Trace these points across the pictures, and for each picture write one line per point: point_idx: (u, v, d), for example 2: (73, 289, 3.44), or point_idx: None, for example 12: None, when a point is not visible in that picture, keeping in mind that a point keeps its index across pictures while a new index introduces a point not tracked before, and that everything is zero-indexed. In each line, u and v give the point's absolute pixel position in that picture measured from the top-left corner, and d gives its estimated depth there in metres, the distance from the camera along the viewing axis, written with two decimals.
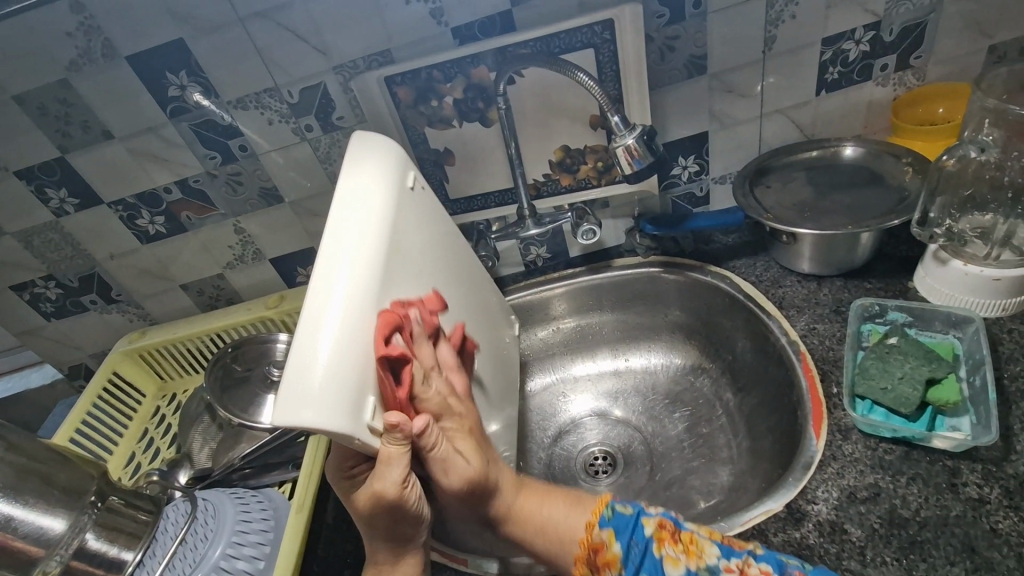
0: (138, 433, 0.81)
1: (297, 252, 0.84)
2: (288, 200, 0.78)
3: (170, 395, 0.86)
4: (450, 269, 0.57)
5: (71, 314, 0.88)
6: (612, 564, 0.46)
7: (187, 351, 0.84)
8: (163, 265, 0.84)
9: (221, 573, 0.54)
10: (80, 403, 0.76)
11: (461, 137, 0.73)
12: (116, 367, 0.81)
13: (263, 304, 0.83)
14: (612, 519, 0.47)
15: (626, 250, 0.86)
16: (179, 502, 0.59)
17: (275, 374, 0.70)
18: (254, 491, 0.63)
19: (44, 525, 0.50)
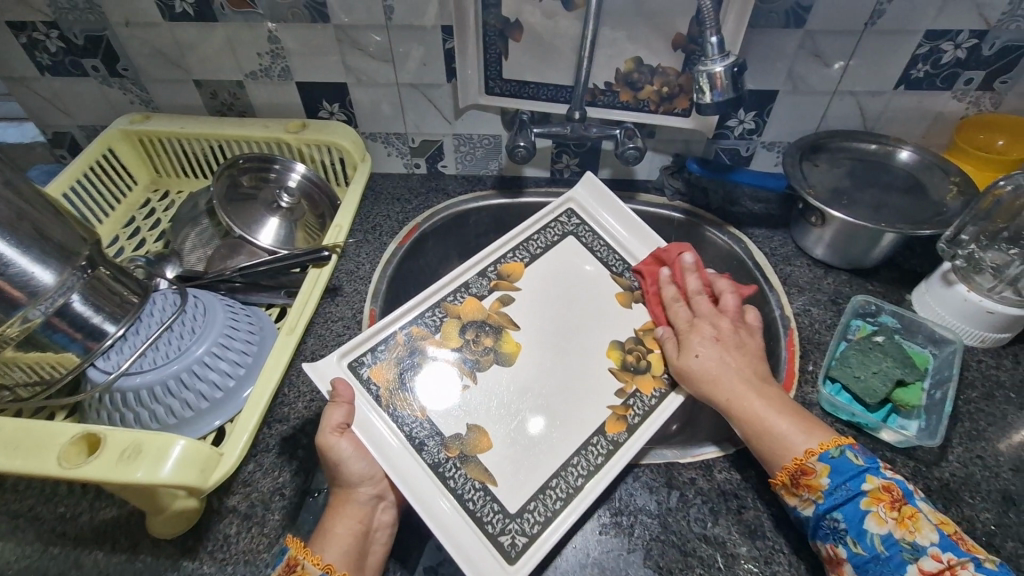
0: (124, 218, 0.79)
1: (328, 84, 0.79)
2: (334, 23, 0.71)
3: (162, 192, 0.83)
4: (571, 310, 0.67)
5: (65, 74, 0.80)
6: (812, 488, 0.49)
7: (191, 152, 0.80)
8: (181, 51, 0.76)
9: (202, 368, 0.54)
10: (74, 167, 0.72)
11: (538, 13, 0.68)
12: (113, 145, 0.77)
13: (283, 126, 0.77)
14: (835, 459, 0.48)
15: (653, 187, 0.85)
16: (168, 293, 0.58)
17: (282, 202, 0.70)
18: (244, 307, 0.62)
19: (32, 273, 0.50)
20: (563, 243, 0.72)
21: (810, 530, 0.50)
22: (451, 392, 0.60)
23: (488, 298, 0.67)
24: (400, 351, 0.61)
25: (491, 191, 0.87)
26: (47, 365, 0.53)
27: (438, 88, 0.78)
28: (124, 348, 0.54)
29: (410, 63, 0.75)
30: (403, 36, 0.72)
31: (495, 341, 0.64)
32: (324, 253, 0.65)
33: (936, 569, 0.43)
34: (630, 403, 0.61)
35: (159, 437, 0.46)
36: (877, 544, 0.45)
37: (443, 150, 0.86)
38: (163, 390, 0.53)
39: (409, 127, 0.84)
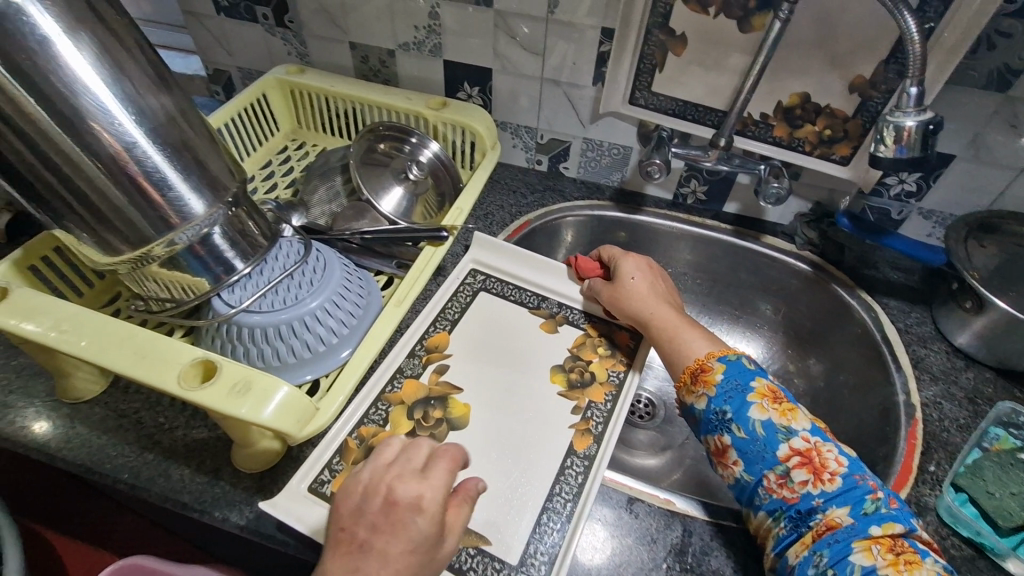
0: (262, 160, 0.83)
1: (473, 67, 0.79)
2: (495, 8, 0.71)
3: (300, 143, 0.87)
4: (508, 386, 0.64)
5: (238, 18, 0.85)
6: (708, 382, 0.57)
7: (333, 110, 0.84)
8: (345, 11, 0.79)
9: (311, 321, 0.56)
10: (233, 104, 0.76)
11: (708, 29, 0.65)
12: (268, 90, 0.81)
13: (424, 101, 0.79)
14: (729, 360, 0.58)
15: (782, 232, 0.81)
16: (294, 242, 0.62)
17: (411, 173, 0.71)
18: (357, 270, 0.64)
19: (187, 200, 0.52)
20: (476, 300, 0.72)
21: (701, 423, 0.57)
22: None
23: (424, 374, 0.64)
24: (356, 458, 0.57)
25: (608, 202, 0.85)
26: (179, 287, 0.57)
27: (581, 88, 0.76)
28: (247, 285, 0.58)
29: (560, 59, 0.74)
30: (562, 31, 0.71)
31: (443, 409, 0.61)
32: (444, 233, 0.66)
33: (802, 447, 0.51)
34: (588, 416, 0.62)
35: (269, 377, 0.48)
36: (760, 428, 0.53)
37: (569, 151, 0.85)
38: (275, 333, 0.55)
39: (541, 123, 0.83)
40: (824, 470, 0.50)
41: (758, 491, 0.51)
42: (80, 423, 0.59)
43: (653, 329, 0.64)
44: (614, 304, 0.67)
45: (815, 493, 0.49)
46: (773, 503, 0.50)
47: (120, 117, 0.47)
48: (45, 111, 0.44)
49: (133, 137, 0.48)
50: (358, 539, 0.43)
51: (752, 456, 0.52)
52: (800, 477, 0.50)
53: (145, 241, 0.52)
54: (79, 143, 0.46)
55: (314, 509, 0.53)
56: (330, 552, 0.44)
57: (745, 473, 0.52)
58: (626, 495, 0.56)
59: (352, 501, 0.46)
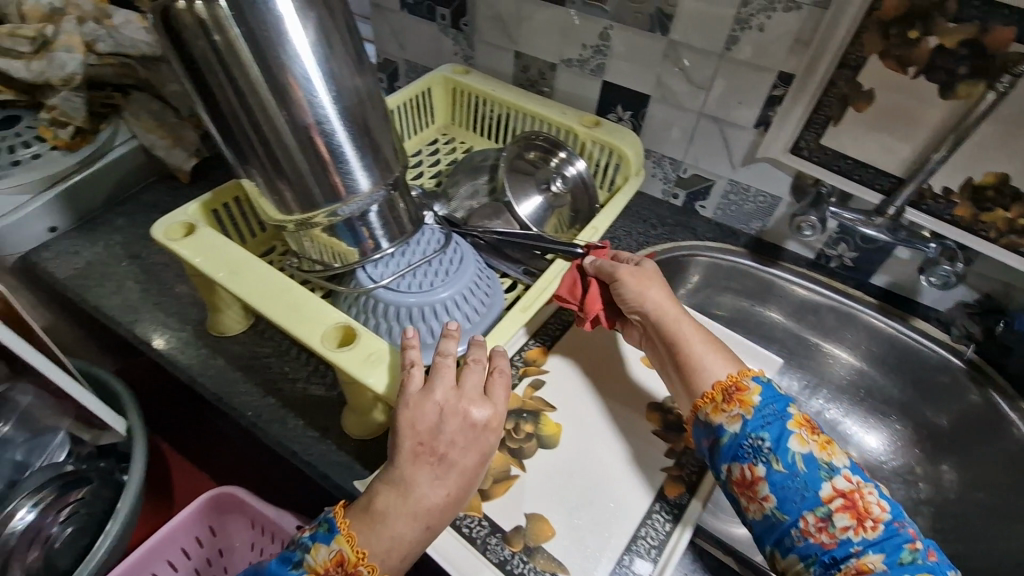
0: (414, 148, 0.89)
1: (631, 92, 0.79)
2: (670, 38, 0.71)
3: (450, 138, 0.92)
4: (602, 416, 0.61)
5: (417, 15, 0.91)
6: (743, 402, 0.53)
7: (487, 112, 0.87)
8: (519, 22, 0.82)
9: (437, 310, 0.62)
10: (403, 95, 0.82)
11: (902, 90, 0.61)
12: (433, 85, 0.86)
13: (577, 118, 0.80)
14: (763, 382, 0.54)
15: (936, 318, 0.74)
16: (436, 229, 0.67)
17: (554, 186, 0.73)
18: (485, 274, 0.67)
19: (356, 177, 0.56)
20: (579, 321, 0.69)
21: (725, 449, 0.53)
22: (505, 485, 0.55)
23: (519, 386, 0.63)
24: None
25: (742, 249, 0.82)
26: (332, 253, 0.62)
27: (740, 130, 0.73)
28: (389, 262, 0.63)
29: (726, 98, 0.72)
30: (736, 70, 0.69)
31: (534, 426, 0.60)
32: (580, 250, 0.64)
33: (845, 488, 0.48)
34: (682, 463, 0.58)
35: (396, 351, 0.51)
36: (799, 460, 0.49)
37: (710, 191, 0.82)
38: (406, 313, 0.61)
39: (688, 157, 0.81)
40: (864, 515, 0.47)
41: (790, 532, 0.48)
42: (220, 356, 0.65)
43: (676, 333, 0.59)
44: (637, 293, 0.61)
45: (855, 539, 0.46)
46: (807, 546, 0.47)
47: (320, 93, 0.52)
48: (265, 79, 0.49)
49: (326, 112, 0.53)
50: (439, 451, 0.47)
51: (789, 491, 0.48)
52: (842, 521, 0.47)
53: (312, 208, 0.57)
54: (285, 113, 0.51)
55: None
56: (405, 462, 0.46)
57: (776, 511, 0.49)
58: None
59: (428, 416, 0.47)
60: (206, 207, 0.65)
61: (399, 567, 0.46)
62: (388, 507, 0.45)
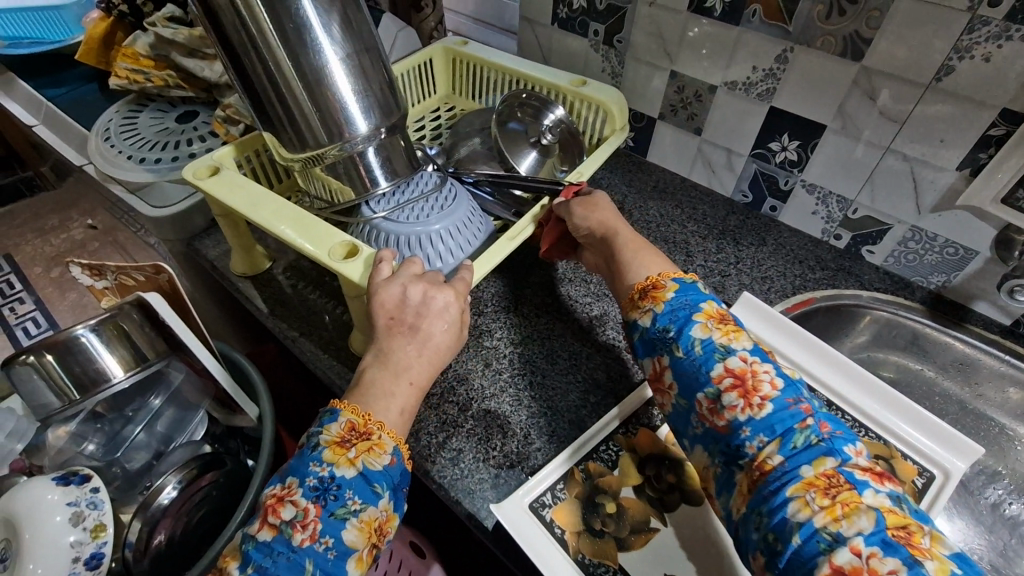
0: (417, 114, 0.91)
1: (803, 120, 0.72)
2: (865, 64, 0.63)
3: (451, 107, 0.94)
4: None
5: (569, 29, 0.89)
6: (657, 299, 0.50)
7: (487, 80, 0.88)
8: (681, 40, 0.77)
9: (427, 239, 0.61)
10: (404, 62, 0.84)
11: None
12: (434, 56, 0.88)
13: (565, 77, 0.80)
14: (681, 283, 0.51)
15: None
16: (430, 174, 0.68)
17: (543, 139, 0.73)
18: (481, 215, 0.67)
19: (353, 119, 0.60)
20: None
21: (640, 344, 0.51)
22: (643, 538, 0.50)
23: (662, 428, 0.57)
24: (580, 494, 0.53)
25: (918, 306, 0.71)
26: (338, 190, 0.66)
27: (939, 171, 0.64)
28: (389, 199, 0.64)
29: (925, 134, 0.63)
30: (945, 104, 0.60)
31: (677, 476, 0.54)
32: (560, 186, 0.65)
33: (737, 368, 0.44)
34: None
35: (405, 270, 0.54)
36: (699, 343, 0.46)
37: (884, 235, 0.73)
38: (403, 242, 0.61)
39: (862, 196, 0.72)
40: (758, 393, 0.43)
41: (693, 419, 0.46)
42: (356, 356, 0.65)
43: (612, 246, 0.59)
44: (583, 217, 0.61)
45: (742, 418, 0.42)
46: (706, 434, 0.44)
47: (320, 38, 0.55)
48: (274, 25, 0.52)
49: (327, 57, 0.56)
50: (407, 321, 0.50)
51: (687, 375, 0.46)
52: (729, 400, 0.43)
53: (319, 146, 0.60)
54: (300, 62, 0.55)
55: (536, 532, 0.50)
56: (383, 335, 0.50)
57: (680, 399, 0.46)
58: None
59: (393, 293, 0.51)
60: (238, 149, 0.69)
61: (400, 426, 0.47)
62: (375, 378, 0.48)
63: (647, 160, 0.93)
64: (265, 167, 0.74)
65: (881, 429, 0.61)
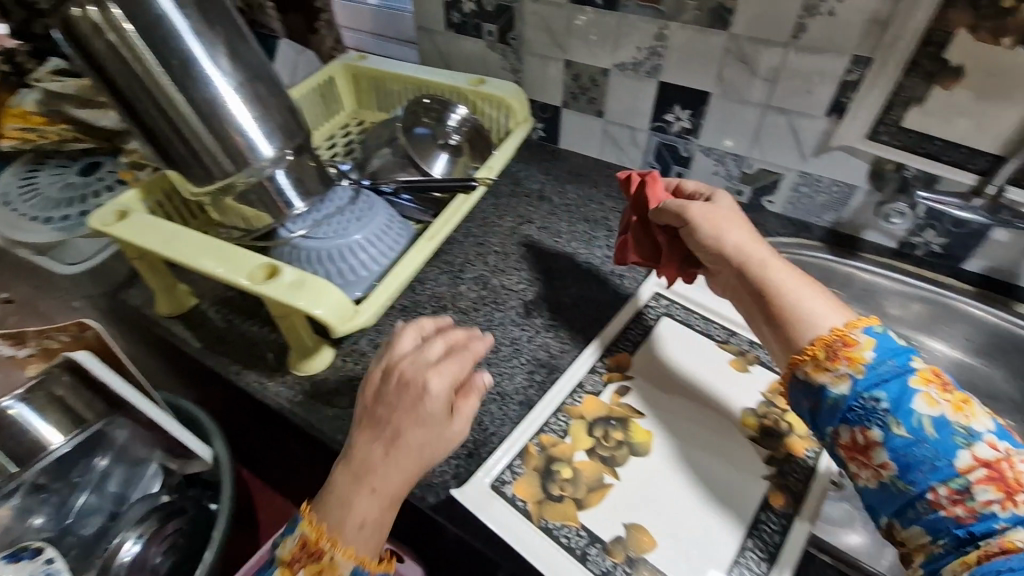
0: (328, 133, 0.92)
1: (690, 90, 0.77)
2: (732, 32, 0.69)
3: (360, 121, 0.95)
4: (697, 420, 0.58)
5: (465, 34, 0.92)
6: (853, 360, 0.48)
7: (392, 91, 0.90)
8: (569, 30, 0.81)
9: (352, 250, 0.66)
10: (305, 84, 0.85)
11: (995, 64, 0.57)
12: (335, 75, 0.90)
13: (464, 78, 0.85)
14: (878, 333, 0.49)
15: None
16: (344, 188, 0.71)
17: (451, 139, 0.80)
18: (400, 220, 0.72)
19: (257, 143, 0.61)
20: (659, 325, 0.67)
21: (828, 410, 0.49)
22: (599, 494, 0.54)
23: (604, 392, 0.61)
24: (537, 466, 0.56)
25: (819, 244, 0.78)
26: (251, 218, 0.67)
27: (811, 120, 0.71)
28: (306, 218, 0.68)
29: (794, 87, 0.70)
30: (804, 58, 0.67)
31: (624, 433, 0.58)
32: (473, 184, 0.73)
33: (989, 457, 0.43)
34: (786, 471, 0.55)
35: (320, 284, 0.55)
36: (927, 426, 0.44)
37: (779, 184, 0.79)
38: (328, 256, 0.66)
39: (754, 152, 0.78)
40: (1016, 490, 0.42)
41: (916, 504, 0.44)
42: (300, 379, 0.65)
43: (762, 282, 0.55)
44: (711, 236, 0.59)
45: (1000, 515, 0.41)
46: (896, 495, 0.45)
47: (210, 70, 0.57)
48: (159, 64, 0.55)
49: (219, 87, 0.58)
50: (375, 417, 0.51)
51: (915, 460, 0.44)
52: (983, 495, 0.42)
53: (228, 175, 0.62)
54: (192, 96, 0.57)
55: (499, 507, 0.52)
56: (356, 438, 0.51)
57: (899, 481, 0.45)
58: None
59: (371, 384, 0.53)
60: (144, 191, 0.69)
61: (378, 513, 0.49)
62: (343, 487, 0.49)
63: (561, 147, 0.97)
64: (176, 206, 0.73)
65: None
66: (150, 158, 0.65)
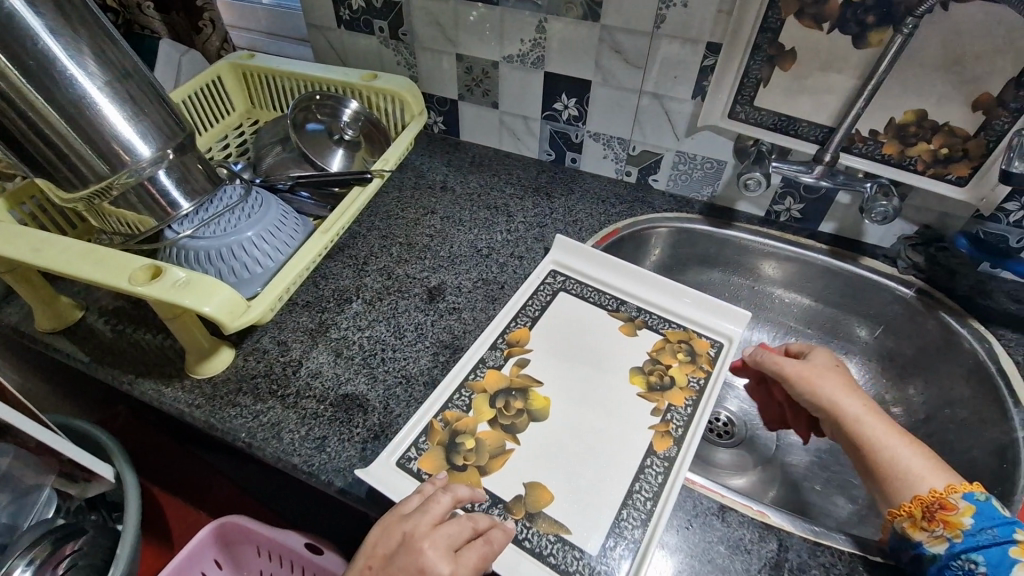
0: (219, 135, 0.90)
1: (573, 79, 0.82)
2: (603, 23, 0.74)
3: (254, 121, 0.94)
4: (588, 385, 0.63)
5: (356, 31, 0.92)
6: (952, 524, 0.48)
7: (284, 90, 0.89)
8: (456, 25, 0.84)
9: (246, 247, 0.65)
10: (189, 84, 0.83)
11: (819, 46, 0.65)
12: (222, 74, 0.88)
13: (357, 74, 0.85)
14: (979, 501, 0.48)
15: (882, 254, 0.79)
16: (235, 188, 0.69)
17: (345, 134, 0.80)
18: (297, 216, 0.72)
19: (135, 145, 0.60)
20: (555, 300, 0.72)
21: (932, 571, 0.48)
22: (501, 459, 0.57)
23: (505, 367, 0.65)
24: (442, 440, 0.58)
25: (698, 216, 0.85)
26: (134, 221, 0.65)
27: (679, 102, 0.77)
28: (193, 218, 0.65)
29: (662, 73, 0.76)
30: (667, 45, 0.73)
31: (524, 402, 0.61)
32: (368, 175, 0.75)
33: None
34: (668, 419, 0.61)
35: (209, 283, 0.55)
36: None
37: (660, 164, 0.86)
38: (218, 256, 0.64)
39: (635, 135, 0.84)
40: None
41: None
42: (198, 381, 0.64)
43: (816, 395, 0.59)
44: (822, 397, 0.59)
45: None
46: None
47: (73, 70, 0.55)
48: (12, 64, 0.52)
49: (85, 88, 0.56)
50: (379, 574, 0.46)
51: None
52: None
53: (103, 177, 0.60)
54: (54, 95, 0.55)
55: (405, 482, 0.54)
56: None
57: None
58: (718, 502, 0.55)
59: (385, 542, 0.47)
60: (11, 201, 0.65)
61: None
62: None
63: (462, 140, 1.00)
64: (52, 217, 0.69)
65: (688, 323, 0.70)
66: (13, 165, 0.61)
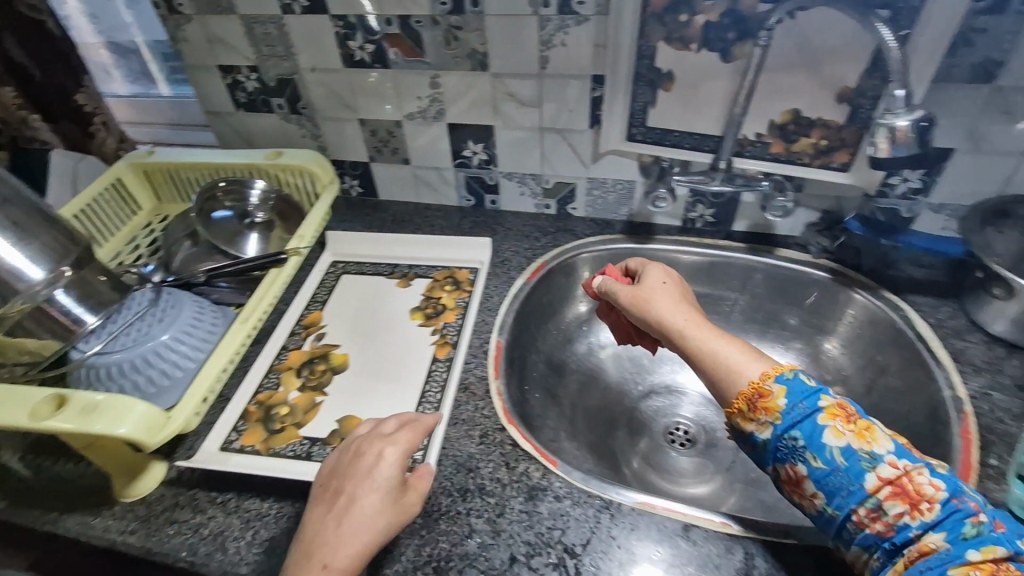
0: (128, 237, 0.87)
1: (475, 127, 0.84)
2: (492, 71, 0.77)
3: (163, 217, 0.90)
4: (375, 333, 0.75)
5: (256, 111, 0.92)
6: (770, 410, 0.48)
7: (189, 181, 0.88)
8: (353, 92, 0.85)
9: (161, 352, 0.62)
10: (85, 193, 0.80)
11: (693, 65, 0.69)
12: (121, 176, 0.86)
13: (260, 154, 0.85)
14: (790, 379, 0.49)
15: (794, 244, 0.82)
16: (145, 291, 0.66)
17: (256, 217, 0.79)
18: (216, 307, 0.70)
19: (26, 269, 0.59)
20: (341, 282, 0.83)
21: (766, 456, 0.49)
22: (313, 412, 0.66)
23: (307, 343, 0.75)
24: (258, 417, 0.66)
25: (620, 235, 0.87)
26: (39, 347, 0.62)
27: (579, 133, 0.80)
28: (101, 332, 0.62)
29: (557, 109, 0.78)
30: (556, 83, 0.76)
31: (327, 363, 0.72)
32: (282, 256, 0.74)
33: (892, 475, 0.43)
34: (445, 333, 0.74)
35: (120, 400, 0.52)
36: (839, 454, 0.45)
37: (575, 192, 0.88)
38: (134, 366, 0.61)
39: (546, 169, 0.86)
40: (920, 499, 0.42)
41: (846, 525, 0.45)
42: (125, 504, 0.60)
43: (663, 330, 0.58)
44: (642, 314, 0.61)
45: (914, 524, 0.42)
46: (866, 538, 0.44)
47: None
48: None
49: None
50: (332, 488, 0.51)
51: (833, 487, 0.45)
52: (894, 508, 0.43)
53: None
54: None
55: (238, 458, 0.61)
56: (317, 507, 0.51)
57: (829, 508, 0.45)
58: (681, 522, 0.55)
59: (329, 464, 0.54)
60: None
61: None
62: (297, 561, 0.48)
63: (381, 199, 1.00)
64: None
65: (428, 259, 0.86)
66: None
